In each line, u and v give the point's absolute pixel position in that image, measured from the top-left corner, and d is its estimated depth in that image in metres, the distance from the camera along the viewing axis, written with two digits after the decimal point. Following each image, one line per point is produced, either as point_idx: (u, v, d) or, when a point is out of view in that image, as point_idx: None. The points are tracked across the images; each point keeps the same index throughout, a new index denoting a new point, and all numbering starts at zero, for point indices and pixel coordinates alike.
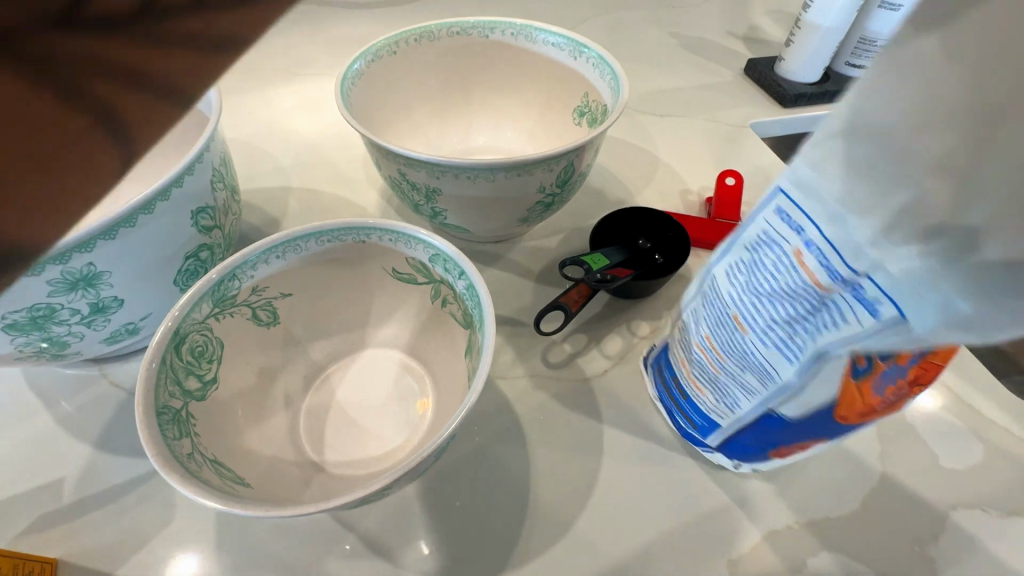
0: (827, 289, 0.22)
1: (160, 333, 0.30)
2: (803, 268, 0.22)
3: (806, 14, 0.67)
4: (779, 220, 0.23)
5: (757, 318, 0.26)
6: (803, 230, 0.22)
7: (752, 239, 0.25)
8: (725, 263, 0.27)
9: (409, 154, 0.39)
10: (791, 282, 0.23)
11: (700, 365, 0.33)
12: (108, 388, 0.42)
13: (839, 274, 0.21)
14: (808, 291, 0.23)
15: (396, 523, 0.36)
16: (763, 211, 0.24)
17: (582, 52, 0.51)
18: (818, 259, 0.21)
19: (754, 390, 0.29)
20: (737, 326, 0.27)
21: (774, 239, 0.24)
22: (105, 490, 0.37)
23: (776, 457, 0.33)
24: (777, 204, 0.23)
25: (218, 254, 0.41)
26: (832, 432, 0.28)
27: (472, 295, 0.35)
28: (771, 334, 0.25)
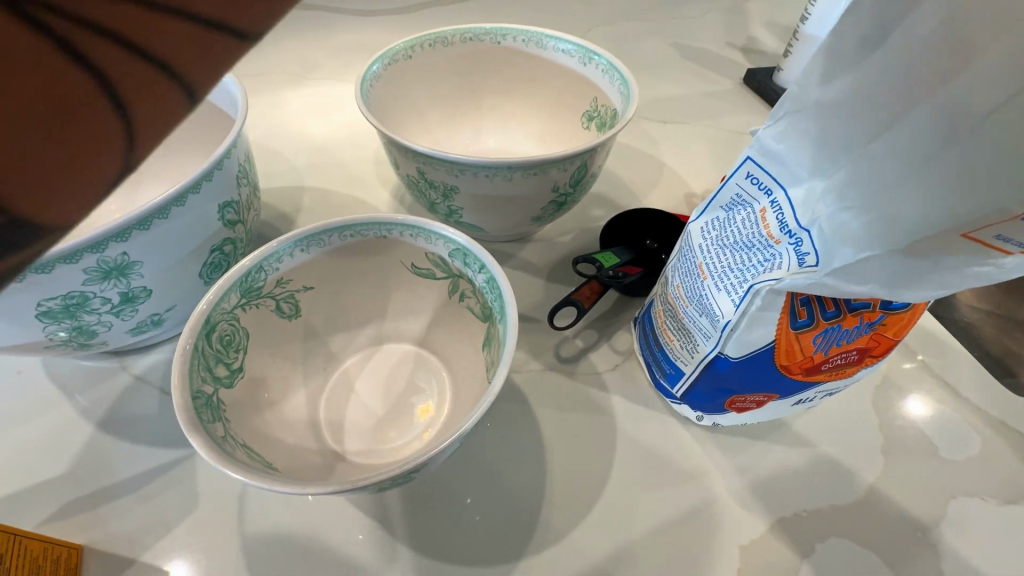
0: (775, 240, 0.28)
1: (192, 321, 0.31)
2: (763, 223, 0.29)
3: (804, 26, 0.70)
4: (750, 184, 0.30)
5: (718, 264, 0.31)
6: (770, 193, 0.29)
7: (727, 200, 0.32)
8: (701, 220, 0.33)
9: (428, 152, 0.40)
10: (750, 234, 0.30)
11: (672, 315, 0.36)
12: (127, 380, 0.42)
13: (789, 228, 0.28)
14: (761, 240, 0.29)
15: (416, 511, 0.37)
16: (736, 176, 0.31)
17: (593, 58, 0.52)
18: (777, 216, 0.28)
19: (709, 333, 0.32)
20: (701, 273, 0.32)
21: (745, 201, 0.30)
22: (129, 479, 0.37)
23: (732, 410, 0.37)
24: (748, 170, 0.30)
25: (240, 248, 0.42)
26: (775, 385, 0.33)
27: (492, 288, 0.36)
28: (728, 274, 0.30)
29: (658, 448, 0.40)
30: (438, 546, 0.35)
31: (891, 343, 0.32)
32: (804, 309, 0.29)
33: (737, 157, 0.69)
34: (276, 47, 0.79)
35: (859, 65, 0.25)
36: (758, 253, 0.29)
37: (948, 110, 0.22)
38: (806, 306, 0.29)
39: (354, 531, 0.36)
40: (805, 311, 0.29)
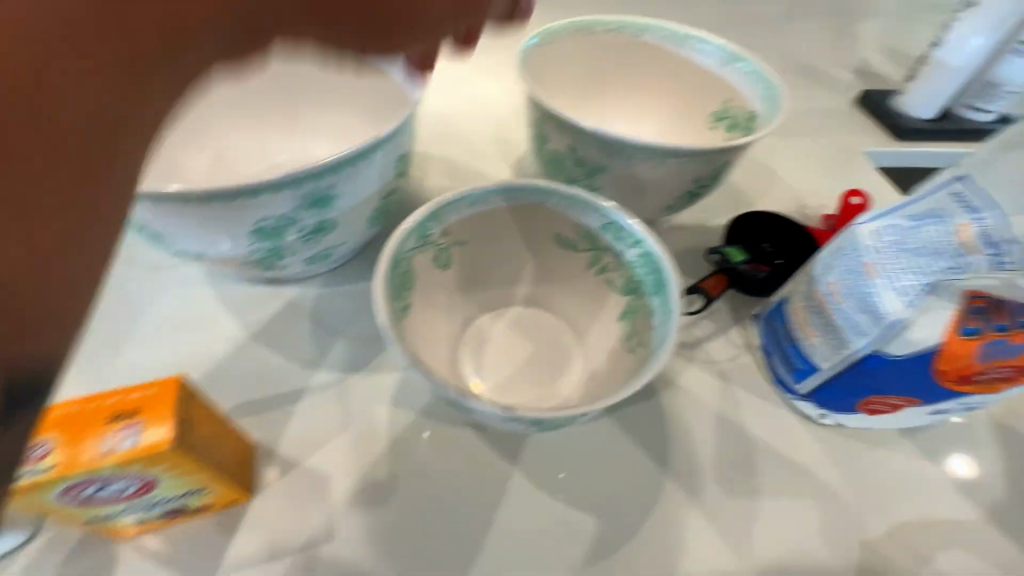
0: (972, 250, 0.31)
1: (382, 260, 0.34)
2: (962, 236, 0.31)
3: (935, 51, 0.70)
4: (952, 202, 0.32)
5: (892, 266, 0.32)
6: (967, 212, 0.31)
7: (919, 212, 0.33)
8: (875, 223, 0.34)
9: (590, 131, 0.43)
10: (943, 244, 0.31)
11: (814, 312, 0.37)
12: (281, 306, 0.46)
13: (992, 243, 0.30)
14: (951, 249, 0.31)
15: (545, 462, 0.39)
16: (935, 194, 0.33)
17: (738, 63, 0.54)
18: (981, 232, 0.31)
19: (866, 330, 0.33)
20: (869, 272, 0.33)
21: (942, 215, 0.32)
22: (286, 393, 0.41)
23: (862, 412, 0.38)
24: (953, 191, 0.32)
25: (400, 199, 0.45)
26: (922, 389, 0.34)
27: (647, 263, 0.38)
28: (905, 276, 0.32)
29: (777, 441, 0.41)
30: (566, 497, 0.38)
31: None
32: (974, 317, 0.31)
33: (849, 175, 0.68)
34: None
35: None
36: (946, 260, 0.31)
37: None
38: (976, 315, 0.31)
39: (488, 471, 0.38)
40: (973, 319, 0.31)
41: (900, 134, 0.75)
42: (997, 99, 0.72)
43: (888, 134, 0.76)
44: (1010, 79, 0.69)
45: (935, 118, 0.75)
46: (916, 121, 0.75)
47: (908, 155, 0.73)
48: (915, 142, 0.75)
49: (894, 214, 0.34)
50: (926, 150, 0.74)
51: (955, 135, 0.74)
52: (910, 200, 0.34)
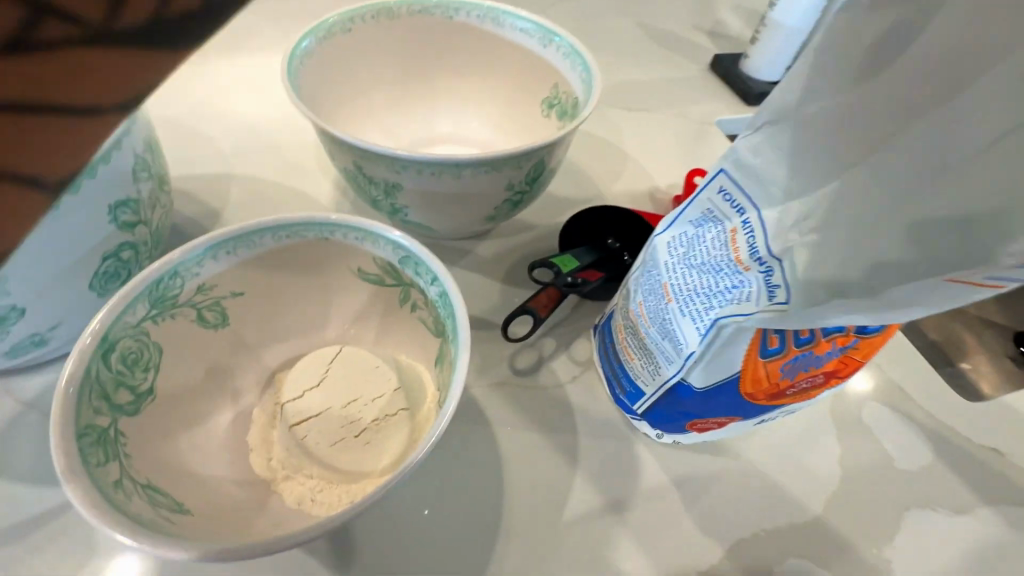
0: (745, 265, 0.27)
1: (85, 339, 0.26)
2: (733, 245, 0.27)
3: (771, 12, 0.68)
4: (722, 200, 0.28)
5: (684, 285, 0.29)
6: (739, 211, 0.27)
7: (696, 216, 0.29)
8: (668, 234, 0.31)
9: (365, 145, 0.36)
10: (719, 256, 0.27)
11: (632, 332, 0.34)
12: (11, 406, 0.36)
13: (760, 254, 0.26)
14: (727, 264, 0.27)
15: (353, 549, 0.33)
16: (707, 191, 0.29)
17: (553, 39, 0.48)
18: (749, 238, 0.27)
19: (673, 358, 0.30)
20: (666, 294, 0.30)
21: (717, 219, 0.28)
22: (13, 526, 0.32)
23: (693, 431, 0.35)
24: (720, 185, 0.28)
25: (144, 254, 0.36)
26: (740, 409, 0.31)
27: (444, 303, 0.32)
28: (693, 299, 0.28)
29: (618, 465, 0.38)
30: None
31: (857, 367, 0.31)
32: (776, 337, 0.27)
33: (701, 148, 0.66)
34: None
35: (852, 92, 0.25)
36: (725, 278, 0.27)
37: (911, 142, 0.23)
38: (778, 334, 0.27)
39: (287, 568, 0.32)
40: (776, 338, 0.27)
41: (750, 99, 0.74)
42: None
43: (739, 100, 0.75)
44: None
45: (780, 81, 0.75)
46: (764, 84, 0.75)
47: None
48: None
49: (681, 220, 0.30)
50: None
51: None
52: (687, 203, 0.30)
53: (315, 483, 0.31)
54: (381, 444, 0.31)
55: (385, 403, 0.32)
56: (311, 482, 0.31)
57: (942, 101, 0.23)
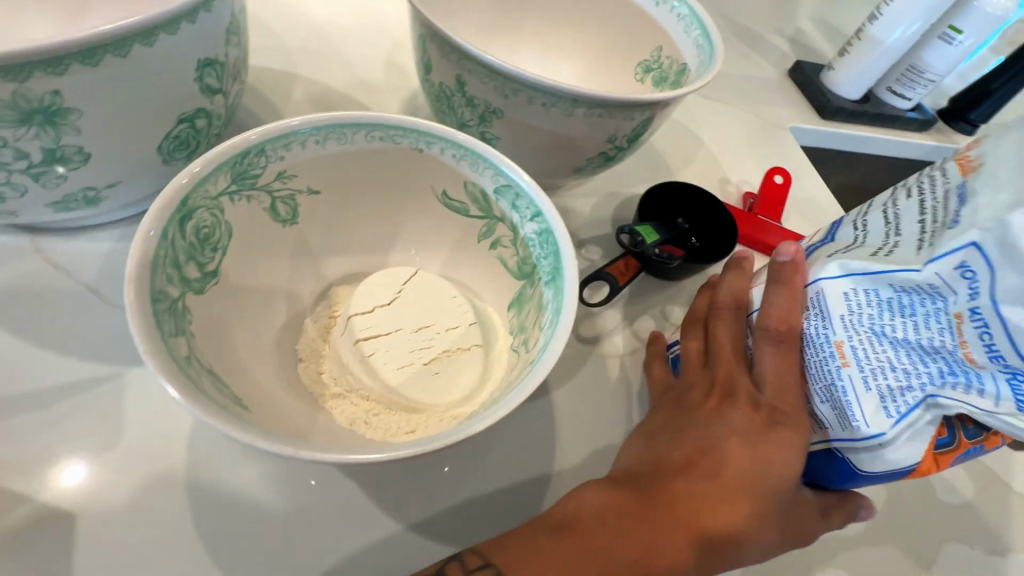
0: (980, 365, 0.23)
1: (163, 197, 0.23)
2: (957, 332, 0.23)
3: (869, 26, 0.67)
4: (957, 275, 0.23)
5: (870, 355, 0.24)
6: (976, 296, 0.22)
7: (906, 284, 0.24)
8: (846, 284, 0.26)
9: (480, 57, 0.33)
10: (934, 340, 0.24)
11: None
12: (45, 267, 0.33)
13: (1003, 358, 0.22)
14: (952, 357, 0.23)
15: (396, 483, 0.31)
16: (937, 263, 0.23)
17: (672, 2, 0.45)
18: (980, 332, 0.23)
19: (841, 424, 0.26)
20: (839, 353, 0.26)
21: (937, 292, 0.24)
22: (35, 392, 0.29)
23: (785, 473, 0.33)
24: (964, 257, 0.23)
25: (215, 129, 0.32)
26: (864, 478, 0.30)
27: (544, 242, 0.30)
28: (883, 374, 0.24)
29: None
30: (422, 520, 0.30)
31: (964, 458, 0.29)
32: (945, 427, 0.25)
33: (774, 151, 0.64)
34: None
35: None
36: (943, 365, 0.23)
37: None
38: (949, 424, 0.25)
39: (323, 489, 0.30)
40: (947, 430, 0.25)
41: (826, 112, 0.72)
42: (917, 86, 0.71)
43: (813, 112, 0.73)
44: (931, 66, 0.68)
45: (858, 100, 0.73)
46: (842, 101, 0.73)
47: (830, 133, 0.72)
48: (837, 122, 0.73)
49: (876, 276, 0.25)
50: (847, 131, 0.72)
51: (874, 117, 0.73)
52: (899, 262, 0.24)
53: (371, 406, 0.29)
54: (450, 378, 0.29)
55: (459, 336, 0.30)
56: (365, 406, 0.29)
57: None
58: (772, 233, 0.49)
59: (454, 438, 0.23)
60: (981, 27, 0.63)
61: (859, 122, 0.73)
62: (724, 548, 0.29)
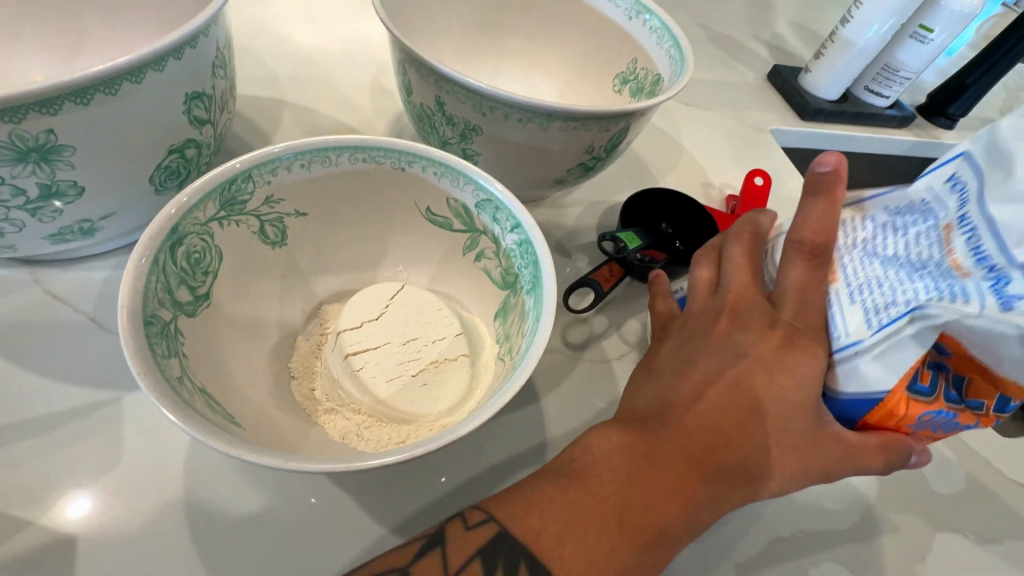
0: (965, 271, 0.22)
1: (154, 226, 0.25)
2: (947, 244, 0.23)
3: (842, 28, 0.68)
4: (947, 188, 0.24)
5: (859, 274, 0.26)
6: (964, 205, 0.23)
7: (900, 203, 0.26)
8: (852, 215, 0.27)
9: (456, 78, 0.34)
10: (924, 253, 0.24)
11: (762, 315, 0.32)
12: (43, 297, 0.34)
13: (989, 260, 0.22)
14: (938, 267, 0.23)
15: (390, 495, 0.31)
16: (928, 178, 0.25)
17: (643, 15, 0.47)
18: (968, 239, 0.23)
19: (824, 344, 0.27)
20: (834, 275, 0.27)
21: (929, 208, 0.25)
22: (35, 419, 0.30)
23: None
24: (951, 172, 0.24)
25: (205, 157, 0.34)
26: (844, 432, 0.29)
27: (524, 252, 0.31)
28: (871, 285, 0.25)
29: None
30: (417, 528, 0.31)
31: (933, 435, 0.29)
32: (927, 374, 0.25)
33: (756, 154, 0.66)
34: None
35: None
36: (927, 275, 0.23)
37: None
38: (930, 370, 0.25)
39: (318, 504, 0.30)
40: (928, 376, 0.25)
41: (806, 114, 0.74)
42: (894, 84, 0.73)
43: (793, 113, 0.75)
44: (905, 65, 0.70)
45: (836, 100, 0.75)
46: (821, 102, 0.74)
47: (810, 134, 0.73)
48: (817, 122, 0.74)
49: (875, 203, 0.27)
50: (827, 131, 0.74)
51: (853, 117, 0.74)
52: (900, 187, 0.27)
53: (363, 419, 0.29)
54: (438, 389, 0.30)
55: (446, 347, 0.31)
56: (357, 419, 0.29)
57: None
58: None
59: (442, 442, 0.24)
60: (952, 26, 0.65)
61: (839, 121, 0.75)
62: (745, 481, 0.28)
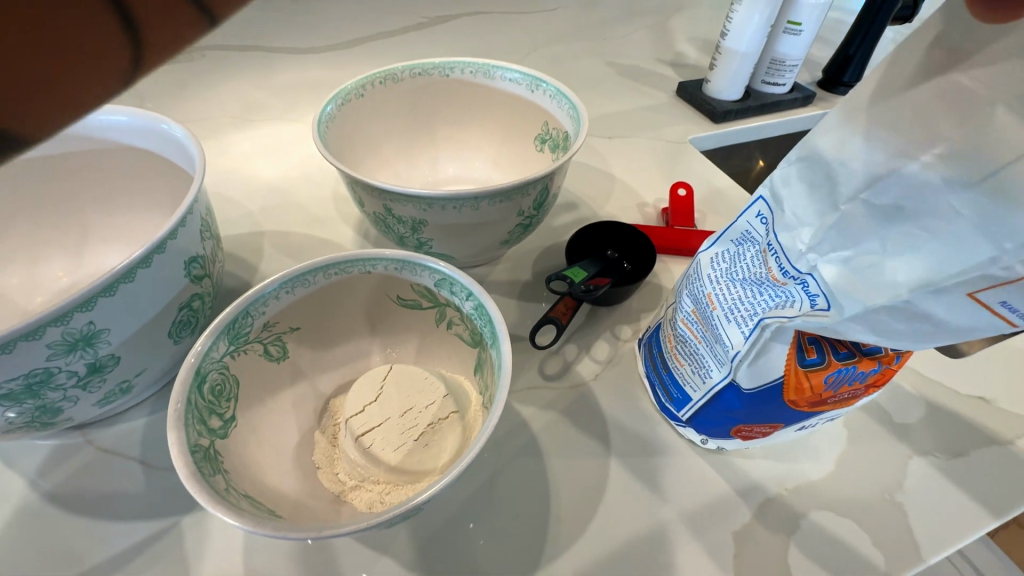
0: (783, 282, 0.30)
1: (183, 374, 0.31)
2: (767, 264, 0.31)
3: (724, 41, 0.78)
4: (758, 222, 0.32)
5: (728, 298, 0.33)
6: (769, 234, 0.31)
7: (737, 235, 0.34)
8: (712, 252, 0.35)
9: (395, 189, 0.41)
10: (759, 273, 0.31)
11: (683, 340, 0.38)
12: (96, 453, 0.40)
13: (791, 272, 0.29)
14: (768, 281, 0.31)
15: (423, 546, 0.36)
16: (745, 215, 0.33)
17: (541, 86, 0.55)
18: (776, 259, 0.30)
19: (723, 360, 0.34)
20: (710, 302, 0.34)
21: (753, 238, 0.33)
22: (112, 558, 0.35)
23: (737, 438, 0.38)
24: (757, 209, 0.32)
25: (208, 303, 0.40)
26: (780, 416, 0.35)
27: (481, 314, 0.37)
28: (737, 308, 0.32)
29: (649, 445, 0.42)
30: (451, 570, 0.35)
31: (892, 375, 0.34)
32: (813, 348, 0.31)
33: (680, 165, 0.73)
34: (208, 95, 0.79)
35: (880, 116, 0.26)
36: (766, 291, 0.31)
37: (860, 169, 0.27)
38: (814, 345, 0.31)
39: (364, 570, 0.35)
40: (812, 350, 0.31)
41: (717, 117, 0.82)
42: (785, 72, 0.82)
43: (706, 119, 0.83)
44: (789, 54, 0.79)
45: (740, 98, 0.83)
46: (726, 103, 0.83)
47: (726, 134, 0.81)
48: (729, 122, 0.82)
49: (722, 239, 0.35)
50: (739, 126, 0.82)
51: (759, 109, 0.83)
52: (733, 221, 0.35)
53: (383, 487, 0.34)
54: (435, 444, 0.35)
55: (438, 409, 0.37)
56: (378, 487, 0.35)
57: (952, 69, 0.25)
58: (690, 239, 0.57)
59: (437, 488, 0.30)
60: (814, 15, 0.74)
61: (747, 115, 0.83)
62: None
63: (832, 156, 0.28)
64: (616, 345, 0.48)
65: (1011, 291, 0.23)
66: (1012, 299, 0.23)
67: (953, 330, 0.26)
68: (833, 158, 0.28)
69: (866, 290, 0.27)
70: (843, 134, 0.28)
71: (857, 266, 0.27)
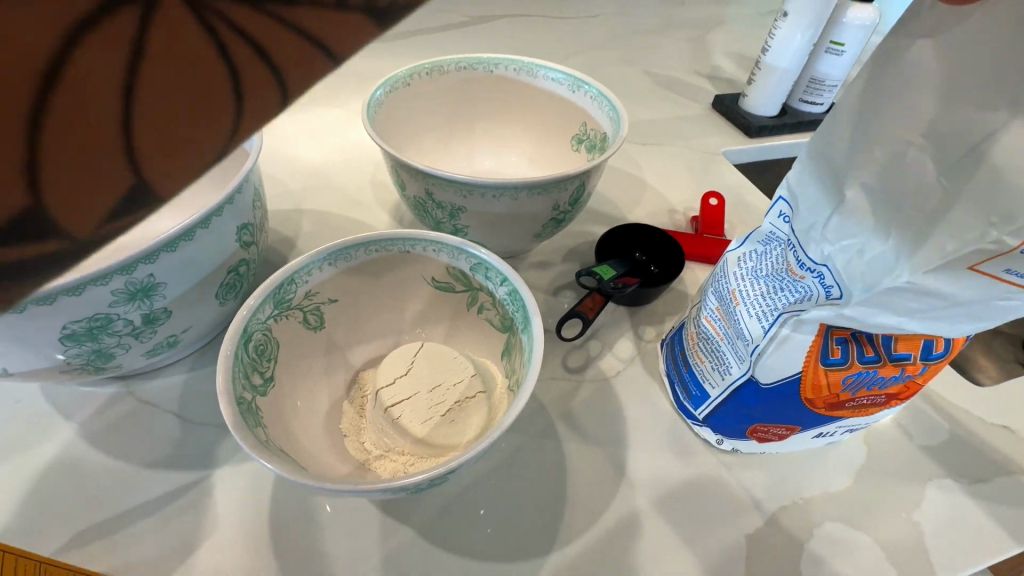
0: (801, 275, 0.31)
1: (232, 329, 0.32)
2: (787, 261, 0.33)
3: (764, 57, 0.78)
4: (780, 221, 0.34)
5: (753, 295, 0.34)
6: (790, 231, 0.33)
7: (763, 235, 0.35)
8: (739, 252, 0.36)
9: (438, 174, 0.43)
10: (781, 270, 0.33)
11: (706, 338, 0.39)
12: (136, 404, 0.42)
13: (806, 264, 0.31)
14: (792, 279, 0.32)
15: (440, 518, 0.37)
16: (770, 216, 0.34)
17: (583, 86, 0.56)
18: (794, 255, 0.32)
19: (744, 356, 0.34)
20: (734, 298, 0.35)
21: (777, 237, 0.34)
22: (147, 502, 0.37)
23: (752, 439, 0.39)
24: (778, 209, 0.34)
25: (252, 269, 0.42)
26: (797, 417, 0.35)
27: (514, 300, 0.38)
28: (759, 303, 0.33)
29: (667, 444, 0.42)
30: (466, 543, 0.36)
31: (915, 389, 0.34)
32: (839, 348, 0.31)
33: (711, 176, 0.74)
34: None
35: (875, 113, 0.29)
36: (790, 290, 0.31)
37: (871, 164, 0.29)
38: (841, 346, 0.31)
39: (381, 535, 0.36)
40: (838, 349, 0.31)
41: (751, 132, 0.82)
42: (824, 92, 0.82)
43: (741, 133, 0.83)
44: (829, 75, 0.79)
45: (776, 115, 0.83)
46: (762, 118, 0.83)
47: (759, 149, 0.81)
48: (763, 137, 0.83)
49: (750, 240, 0.36)
50: (773, 143, 0.82)
51: (795, 127, 0.83)
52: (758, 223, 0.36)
53: (407, 458, 0.35)
54: (459, 418, 0.37)
55: (464, 388, 0.38)
56: (399, 454, 0.36)
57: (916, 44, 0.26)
58: (719, 248, 0.57)
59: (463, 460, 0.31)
60: (857, 37, 0.74)
61: (782, 132, 0.83)
62: None
63: (844, 151, 0.30)
64: (639, 344, 0.49)
65: (1012, 260, 0.23)
66: (1015, 266, 0.23)
67: (963, 304, 0.26)
68: (846, 154, 0.30)
69: (871, 276, 0.28)
70: (845, 132, 0.30)
71: (867, 253, 0.29)
